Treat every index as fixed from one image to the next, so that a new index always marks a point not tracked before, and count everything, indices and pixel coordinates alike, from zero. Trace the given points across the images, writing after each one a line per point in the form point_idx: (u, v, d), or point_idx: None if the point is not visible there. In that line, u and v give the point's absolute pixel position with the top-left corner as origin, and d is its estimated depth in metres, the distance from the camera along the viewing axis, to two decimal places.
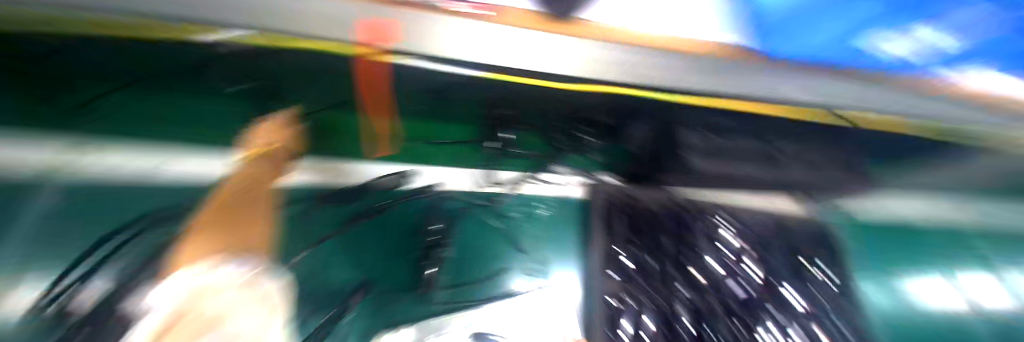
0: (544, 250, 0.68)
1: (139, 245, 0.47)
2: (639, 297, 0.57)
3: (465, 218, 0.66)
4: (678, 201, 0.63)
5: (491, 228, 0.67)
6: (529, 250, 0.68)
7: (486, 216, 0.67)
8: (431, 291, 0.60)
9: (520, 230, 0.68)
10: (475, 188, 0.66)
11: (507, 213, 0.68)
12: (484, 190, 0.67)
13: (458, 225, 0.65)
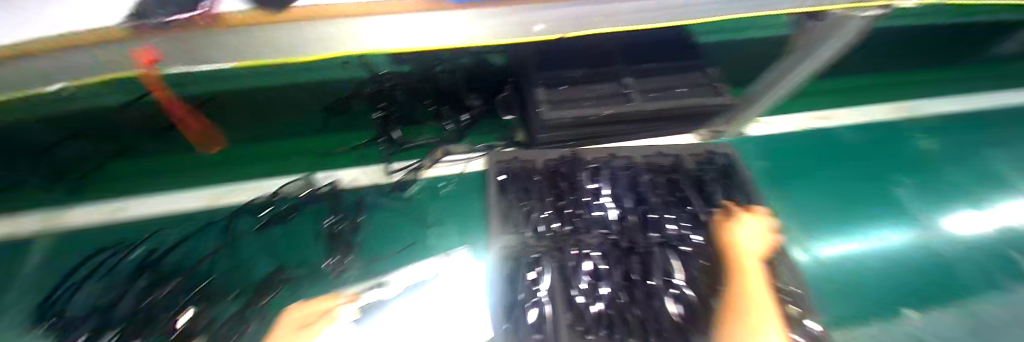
0: (448, 226, 0.77)
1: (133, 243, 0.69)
2: (528, 243, 0.68)
3: (376, 203, 0.78)
4: (562, 156, 0.76)
5: (399, 202, 0.79)
6: (433, 225, 0.77)
7: (395, 195, 0.79)
8: (339, 270, 0.69)
9: (425, 203, 0.79)
10: (377, 183, 0.79)
11: (413, 196, 0.79)
12: (383, 183, 0.79)
13: (369, 209, 0.77)
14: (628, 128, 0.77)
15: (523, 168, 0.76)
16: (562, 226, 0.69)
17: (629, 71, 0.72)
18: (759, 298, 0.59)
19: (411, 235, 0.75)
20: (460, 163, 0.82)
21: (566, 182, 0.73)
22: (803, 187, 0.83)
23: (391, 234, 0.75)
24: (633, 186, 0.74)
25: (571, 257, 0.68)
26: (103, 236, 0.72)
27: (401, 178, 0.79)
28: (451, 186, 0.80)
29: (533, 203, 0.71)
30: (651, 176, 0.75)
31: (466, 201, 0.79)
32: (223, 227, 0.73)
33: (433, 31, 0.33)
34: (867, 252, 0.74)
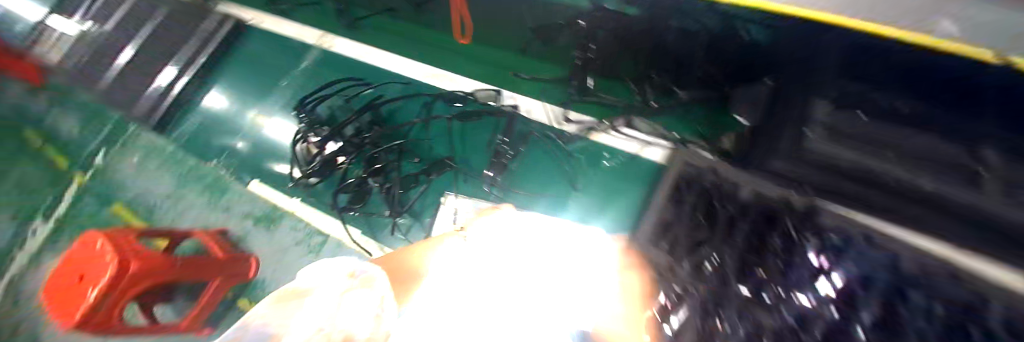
0: (597, 198, 0.68)
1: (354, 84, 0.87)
2: (682, 276, 0.52)
3: (540, 141, 0.74)
4: (787, 199, 0.52)
5: (561, 153, 0.72)
6: (581, 189, 0.70)
7: (558, 143, 0.72)
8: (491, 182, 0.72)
9: (583, 164, 0.70)
10: (548, 124, 0.74)
11: (573, 151, 0.71)
12: (556, 127, 0.73)
13: (531, 143, 0.74)
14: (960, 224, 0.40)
15: (715, 184, 0.58)
16: (741, 287, 0.48)
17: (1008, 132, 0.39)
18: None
19: (558, 187, 0.71)
20: (641, 142, 0.68)
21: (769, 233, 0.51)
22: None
23: (541, 176, 0.72)
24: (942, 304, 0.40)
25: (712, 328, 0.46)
26: (341, 70, 0.91)
27: (571, 129, 0.73)
28: (620, 160, 0.69)
29: (712, 236, 0.54)
30: None
31: (627, 183, 0.67)
32: (424, 104, 0.81)
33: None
34: None
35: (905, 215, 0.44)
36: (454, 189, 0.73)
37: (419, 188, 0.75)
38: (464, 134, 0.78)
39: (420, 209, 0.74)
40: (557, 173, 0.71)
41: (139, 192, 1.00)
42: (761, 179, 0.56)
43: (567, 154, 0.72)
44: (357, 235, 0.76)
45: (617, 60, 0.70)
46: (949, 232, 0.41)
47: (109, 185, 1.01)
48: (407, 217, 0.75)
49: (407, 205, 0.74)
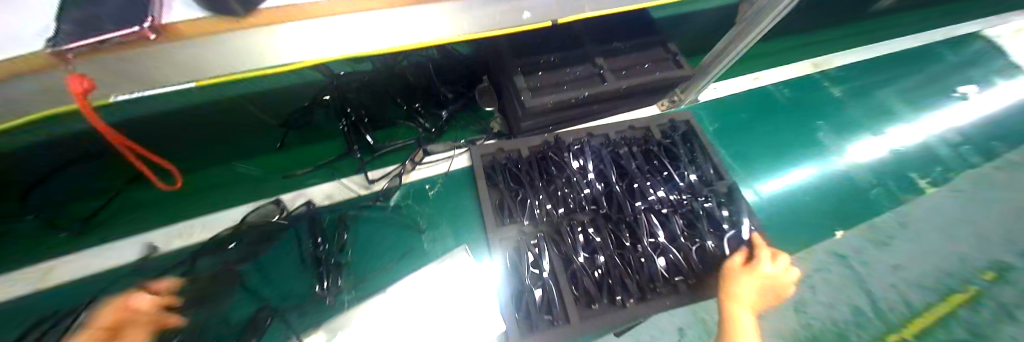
0: (445, 224, 0.73)
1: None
2: (528, 231, 0.70)
3: (358, 218, 0.72)
4: (545, 142, 0.77)
5: (387, 215, 0.73)
6: (427, 228, 0.73)
7: (377, 206, 0.73)
8: (335, 295, 0.63)
9: (412, 213, 0.74)
10: (358, 193, 0.73)
11: (399, 202, 0.74)
12: (365, 193, 0.74)
13: (351, 226, 0.71)
14: (607, 105, 0.77)
15: (507, 157, 0.76)
16: (558, 209, 0.70)
17: (598, 51, 0.73)
18: (744, 319, 0.61)
19: (403, 244, 0.71)
20: (438, 164, 0.79)
21: (558, 158, 0.74)
22: (755, 135, 0.98)
23: (384, 244, 0.71)
24: (615, 160, 0.78)
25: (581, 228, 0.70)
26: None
27: (383, 184, 0.75)
28: (434, 190, 0.76)
29: (526, 190, 0.72)
30: (629, 148, 0.79)
31: (454, 200, 0.76)
32: None
33: (416, 25, 0.35)
34: (802, 188, 0.90)
35: (583, 112, 0.77)
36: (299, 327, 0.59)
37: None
38: (270, 267, 0.66)
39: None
40: (395, 233, 0.72)
41: None
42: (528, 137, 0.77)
43: (391, 214, 0.74)
44: None
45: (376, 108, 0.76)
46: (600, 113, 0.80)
47: None
48: None
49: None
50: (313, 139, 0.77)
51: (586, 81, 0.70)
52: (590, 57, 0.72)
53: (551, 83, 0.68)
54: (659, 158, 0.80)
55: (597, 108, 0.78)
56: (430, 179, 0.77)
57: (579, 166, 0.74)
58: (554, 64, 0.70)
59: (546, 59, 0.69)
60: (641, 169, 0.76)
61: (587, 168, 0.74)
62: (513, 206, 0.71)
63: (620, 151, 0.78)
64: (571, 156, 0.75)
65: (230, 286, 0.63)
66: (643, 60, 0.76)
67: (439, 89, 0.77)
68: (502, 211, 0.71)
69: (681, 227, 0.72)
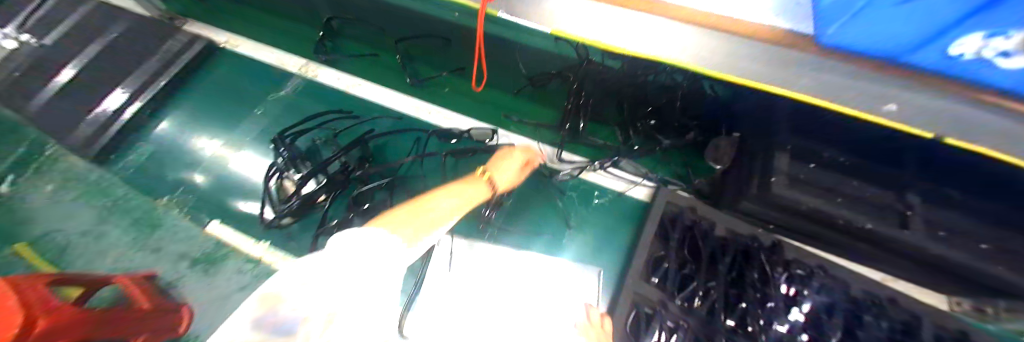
0: (590, 236, 0.71)
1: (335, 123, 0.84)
2: (673, 311, 0.57)
3: (532, 181, 0.76)
4: (756, 238, 0.62)
5: (554, 194, 0.75)
6: (574, 227, 0.72)
7: (550, 181, 0.76)
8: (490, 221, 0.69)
9: (573, 208, 0.74)
10: (542, 163, 0.77)
11: (567, 192, 0.75)
12: (551, 165, 0.76)
13: (524, 183, 0.76)
14: (873, 251, 0.57)
15: (703, 224, 0.64)
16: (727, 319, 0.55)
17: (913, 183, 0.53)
18: None
19: (548, 226, 0.72)
20: (623, 182, 0.75)
21: (762, 266, 0.59)
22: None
23: (536, 215, 0.73)
24: (849, 324, 0.55)
25: None
26: (324, 99, 0.90)
27: (565, 169, 0.76)
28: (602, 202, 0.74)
29: (698, 268, 0.60)
30: (874, 323, 0.55)
31: (614, 225, 0.72)
32: (415, 140, 0.81)
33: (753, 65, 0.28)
34: None
35: (830, 239, 0.59)
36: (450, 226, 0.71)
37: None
38: (455, 169, 0.78)
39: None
40: (550, 212, 0.74)
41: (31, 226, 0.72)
42: (736, 219, 0.65)
43: (557, 196, 0.75)
44: None
45: (602, 105, 0.77)
46: (850, 252, 0.60)
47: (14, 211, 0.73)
48: None
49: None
50: (539, 99, 0.83)
51: (871, 211, 0.52)
52: (888, 183, 0.53)
53: (821, 187, 0.53)
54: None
55: (853, 244, 0.58)
56: (606, 190, 0.75)
57: (783, 296, 0.57)
58: (841, 167, 0.55)
59: (830, 154, 0.55)
60: None
61: (797, 305, 0.56)
62: (677, 276, 0.60)
63: (858, 317, 0.55)
64: (780, 278, 0.58)
65: (426, 166, 0.78)
66: (982, 229, 0.50)
67: (678, 119, 0.72)
68: (659, 270, 0.61)
69: None
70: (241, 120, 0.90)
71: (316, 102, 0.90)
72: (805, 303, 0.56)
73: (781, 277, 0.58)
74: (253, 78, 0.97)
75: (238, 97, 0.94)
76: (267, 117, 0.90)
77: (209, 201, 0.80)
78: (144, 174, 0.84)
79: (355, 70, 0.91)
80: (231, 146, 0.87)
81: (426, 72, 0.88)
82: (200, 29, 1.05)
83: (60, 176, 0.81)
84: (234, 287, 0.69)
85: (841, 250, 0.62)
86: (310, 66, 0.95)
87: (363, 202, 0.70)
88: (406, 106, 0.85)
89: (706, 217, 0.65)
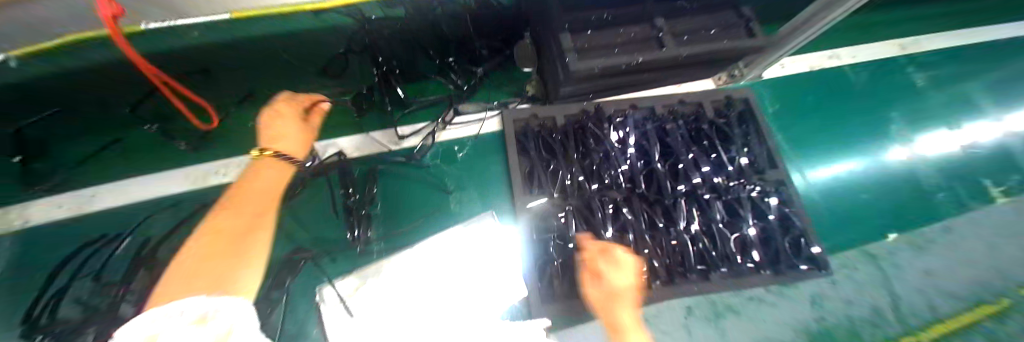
0: (473, 189, 0.72)
1: (97, 255, 0.60)
2: (555, 203, 0.66)
3: (389, 173, 0.71)
4: (584, 111, 0.72)
5: (418, 172, 0.72)
6: (456, 189, 0.72)
7: (408, 164, 0.72)
8: (365, 244, 0.65)
9: (440, 173, 0.73)
10: (388, 150, 0.72)
11: (429, 162, 0.73)
12: (397, 148, 0.73)
13: (383, 179, 0.71)
14: (658, 75, 0.71)
15: (545, 121, 0.71)
16: (591, 185, 0.67)
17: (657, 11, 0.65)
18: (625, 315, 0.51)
19: (430, 204, 0.70)
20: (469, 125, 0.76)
21: (597, 129, 0.69)
22: (807, 121, 0.87)
23: (412, 202, 0.70)
24: (661, 135, 0.72)
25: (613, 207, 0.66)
26: (48, 240, 0.62)
27: (415, 142, 0.73)
28: (464, 153, 0.74)
29: (559, 162, 0.68)
30: (677, 125, 0.73)
31: (483, 166, 0.74)
32: None
33: None
34: (853, 184, 0.81)
35: (632, 81, 0.71)
36: (332, 270, 0.62)
37: (279, 309, 0.58)
38: (301, 212, 0.67)
39: (297, 328, 0.58)
40: (425, 190, 0.71)
41: None
42: (564, 106, 0.72)
43: (421, 173, 0.72)
44: None
45: (409, 63, 0.72)
46: (648, 82, 0.74)
47: None
48: None
49: (275, 333, 0.57)
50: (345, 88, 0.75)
51: (640, 48, 0.63)
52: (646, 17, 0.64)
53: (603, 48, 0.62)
54: (710, 137, 0.73)
55: (646, 76, 0.71)
56: (461, 139, 0.75)
57: (617, 142, 0.70)
58: (606, 25, 0.63)
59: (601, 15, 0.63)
60: (688, 149, 0.71)
61: (627, 144, 0.69)
62: (549, 176, 0.68)
63: (668, 129, 0.72)
64: (611, 130, 0.70)
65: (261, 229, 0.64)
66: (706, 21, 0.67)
67: (480, 42, 0.71)
68: (534, 181, 0.68)
69: (723, 216, 0.68)
70: None
71: (34, 246, 0.61)
72: (633, 138, 0.69)
73: (613, 129, 0.70)
74: None
75: None
76: None
77: None
78: None
79: (100, 173, 0.67)
80: None
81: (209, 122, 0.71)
82: None
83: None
84: None
85: (644, 84, 0.75)
86: None
87: None
88: (192, 178, 0.67)
89: (545, 115, 0.71)
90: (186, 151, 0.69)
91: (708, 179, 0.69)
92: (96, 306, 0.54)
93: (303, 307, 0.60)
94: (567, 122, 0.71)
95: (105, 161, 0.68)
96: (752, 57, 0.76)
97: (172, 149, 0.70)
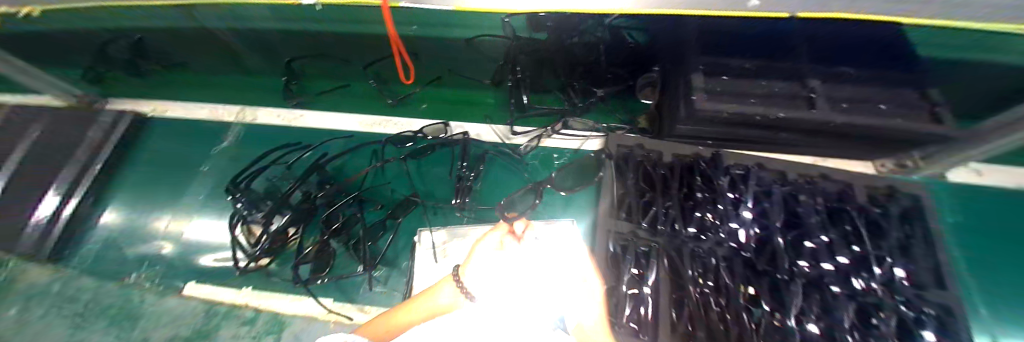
0: (559, 196, 0.75)
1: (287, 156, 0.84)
2: (641, 237, 0.62)
3: (496, 160, 0.80)
4: (698, 155, 0.68)
5: (518, 167, 0.79)
6: (543, 191, 0.76)
7: (512, 158, 0.79)
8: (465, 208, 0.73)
9: (535, 173, 0.78)
10: (500, 142, 0.81)
11: (528, 161, 0.79)
12: (507, 142, 0.81)
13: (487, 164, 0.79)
14: (794, 138, 0.65)
15: (649, 154, 0.70)
16: (688, 228, 0.61)
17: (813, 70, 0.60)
18: None
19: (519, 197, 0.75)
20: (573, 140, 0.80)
21: (709, 174, 0.64)
22: (1010, 255, 0.64)
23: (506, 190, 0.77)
24: (789, 203, 0.61)
25: (706, 264, 0.57)
26: (269, 140, 0.89)
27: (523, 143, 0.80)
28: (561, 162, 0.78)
29: (655, 194, 0.65)
30: (813, 199, 0.61)
31: (576, 179, 0.76)
32: (372, 153, 0.82)
33: None
34: None
35: (761, 138, 0.66)
36: (427, 224, 0.73)
37: (386, 237, 0.72)
38: (416, 171, 0.80)
39: (393, 257, 0.71)
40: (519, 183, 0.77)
41: None
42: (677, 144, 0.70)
43: (521, 168, 0.79)
44: (330, 305, 0.66)
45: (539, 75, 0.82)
46: (782, 145, 0.68)
47: None
48: (383, 268, 0.70)
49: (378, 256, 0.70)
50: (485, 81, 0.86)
51: (778, 102, 0.58)
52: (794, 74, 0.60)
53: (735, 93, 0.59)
54: (858, 226, 0.59)
55: (781, 136, 0.64)
56: (562, 150, 0.80)
57: (729, 195, 0.62)
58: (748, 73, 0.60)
59: (741, 62, 0.61)
60: (821, 227, 0.58)
61: (743, 201, 0.60)
62: (640, 207, 0.65)
63: (801, 201, 0.61)
64: (726, 181, 0.63)
65: (385, 173, 0.80)
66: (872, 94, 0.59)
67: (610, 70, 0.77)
68: (625, 207, 0.66)
69: (858, 324, 0.50)
70: (193, 179, 0.88)
71: (262, 142, 0.89)
72: (749, 195, 0.60)
73: (727, 180, 0.63)
74: (195, 135, 0.96)
75: (181, 159, 0.92)
76: (218, 170, 0.88)
77: (180, 268, 0.77)
78: (104, 261, 0.80)
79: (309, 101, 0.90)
80: (189, 209, 0.84)
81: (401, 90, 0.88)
82: (123, 105, 1.01)
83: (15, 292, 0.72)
84: None
85: (776, 145, 0.68)
86: (249, 111, 0.94)
87: (334, 222, 0.71)
88: (357, 122, 0.87)
89: (650, 149, 0.70)
90: (365, 104, 0.88)
91: (845, 270, 0.54)
92: (279, 189, 0.78)
93: (398, 243, 0.72)
94: (675, 161, 0.68)
95: (320, 95, 0.90)
96: (934, 148, 0.63)
97: (353, 98, 0.90)
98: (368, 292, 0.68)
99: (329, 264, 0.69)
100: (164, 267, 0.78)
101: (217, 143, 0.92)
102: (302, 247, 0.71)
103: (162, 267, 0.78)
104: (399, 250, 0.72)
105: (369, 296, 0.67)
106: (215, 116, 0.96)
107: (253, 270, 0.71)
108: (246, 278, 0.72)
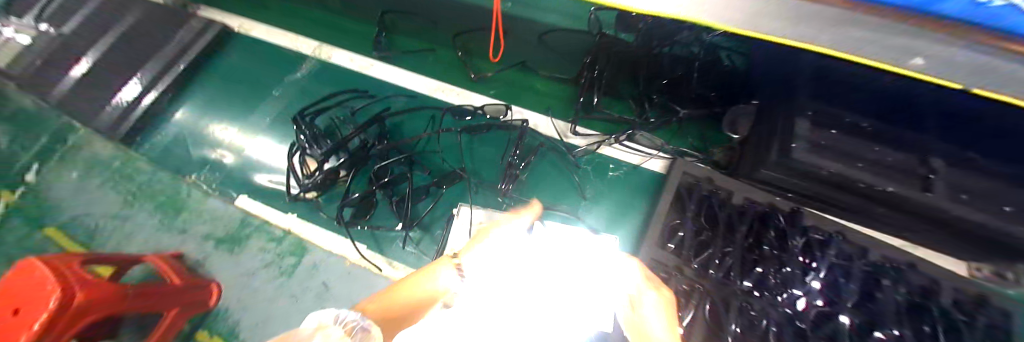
0: (608, 207, 0.72)
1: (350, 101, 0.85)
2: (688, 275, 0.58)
3: (548, 155, 0.77)
4: (773, 206, 0.63)
5: (570, 167, 0.76)
6: (590, 198, 0.73)
7: (565, 158, 0.76)
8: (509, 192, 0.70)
9: (587, 178, 0.75)
10: (557, 137, 0.78)
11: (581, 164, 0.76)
12: (563, 140, 0.77)
13: (538, 156, 0.77)
14: (889, 215, 0.58)
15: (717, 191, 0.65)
16: (744, 282, 0.56)
17: (939, 148, 0.52)
18: None
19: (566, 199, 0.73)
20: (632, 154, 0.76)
21: (782, 230, 0.60)
22: None
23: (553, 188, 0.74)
24: (863, 284, 0.55)
25: (753, 320, 0.54)
26: (336, 80, 0.91)
27: (581, 144, 0.77)
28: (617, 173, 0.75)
29: (715, 235, 0.61)
30: (892, 286, 0.55)
31: (627, 195, 0.73)
32: (429, 118, 0.82)
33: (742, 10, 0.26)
34: None
35: (851, 205, 0.59)
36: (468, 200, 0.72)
37: (426, 203, 0.72)
38: (469, 145, 0.79)
39: (428, 223, 0.71)
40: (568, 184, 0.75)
41: (79, 214, 0.80)
42: (752, 188, 0.65)
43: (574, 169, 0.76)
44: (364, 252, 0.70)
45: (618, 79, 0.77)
46: (871, 218, 0.61)
47: (61, 212, 0.80)
48: (418, 231, 0.71)
49: (416, 219, 0.71)
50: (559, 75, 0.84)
51: (891, 175, 0.51)
52: (915, 147, 0.53)
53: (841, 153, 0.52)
54: (940, 331, 0.52)
55: (875, 209, 0.58)
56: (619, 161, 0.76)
57: (801, 259, 0.57)
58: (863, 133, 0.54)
59: (856, 119, 0.54)
60: (895, 318, 0.52)
61: (815, 269, 0.56)
62: (696, 243, 0.61)
63: (882, 286, 0.55)
64: (797, 242, 0.58)
65: (438, 140, 0.79)
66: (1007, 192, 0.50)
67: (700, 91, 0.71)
68: (679, 239, 0.62)
69: None
70: (260, 99, 0.92)
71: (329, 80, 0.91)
72: (823, 266, 0.56)
73: (800, 242, 0.58)
74: (269, 58, 0.99)
75: (252, 77, 0.96)
76: (284, 96, 0.92)
77: (234, 180, 0.82)
78: (170, 155, 0.86)
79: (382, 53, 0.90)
80: (250, 126, 0.88)
81: (483, 68, 0.86)
82: (212, 14, 1.05)
83: (86, 160, 0.86)
84: (260, 263, 0.73)
85: (863, 216, 0.62)
86: (323, 48, 0.96)
87: (383, 176, 0.72)
88: (423, 84, 0.86)
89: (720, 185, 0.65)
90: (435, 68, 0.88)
91: None
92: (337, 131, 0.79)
93: (438, 211, 0.72)
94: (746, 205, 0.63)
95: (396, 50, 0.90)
96: None
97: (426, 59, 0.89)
98: (400, 250, 0.69)
99: (370, 212, 0.71)
100: (220, 175, 0.83)
101: (289, 71, 0.95)
102: (348, 193, 0.72)
103: (218, 174, 0.83)
104: (437, 219, 0.72)
105: (402, 254, 0.69)
106: (291, 44, 0.98)
107: (301, 200, 0.74)
108: (292, 205, 0.76)
